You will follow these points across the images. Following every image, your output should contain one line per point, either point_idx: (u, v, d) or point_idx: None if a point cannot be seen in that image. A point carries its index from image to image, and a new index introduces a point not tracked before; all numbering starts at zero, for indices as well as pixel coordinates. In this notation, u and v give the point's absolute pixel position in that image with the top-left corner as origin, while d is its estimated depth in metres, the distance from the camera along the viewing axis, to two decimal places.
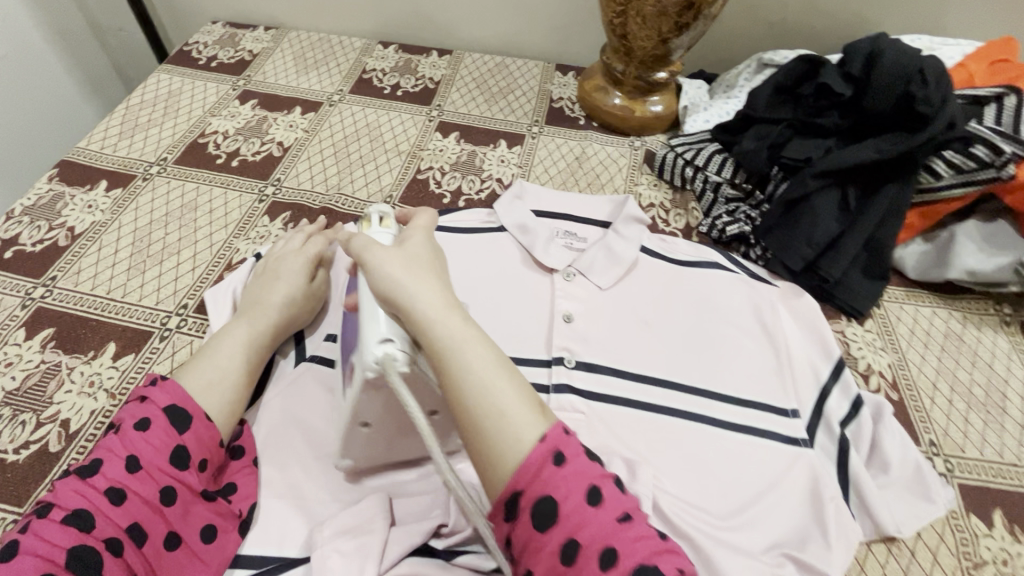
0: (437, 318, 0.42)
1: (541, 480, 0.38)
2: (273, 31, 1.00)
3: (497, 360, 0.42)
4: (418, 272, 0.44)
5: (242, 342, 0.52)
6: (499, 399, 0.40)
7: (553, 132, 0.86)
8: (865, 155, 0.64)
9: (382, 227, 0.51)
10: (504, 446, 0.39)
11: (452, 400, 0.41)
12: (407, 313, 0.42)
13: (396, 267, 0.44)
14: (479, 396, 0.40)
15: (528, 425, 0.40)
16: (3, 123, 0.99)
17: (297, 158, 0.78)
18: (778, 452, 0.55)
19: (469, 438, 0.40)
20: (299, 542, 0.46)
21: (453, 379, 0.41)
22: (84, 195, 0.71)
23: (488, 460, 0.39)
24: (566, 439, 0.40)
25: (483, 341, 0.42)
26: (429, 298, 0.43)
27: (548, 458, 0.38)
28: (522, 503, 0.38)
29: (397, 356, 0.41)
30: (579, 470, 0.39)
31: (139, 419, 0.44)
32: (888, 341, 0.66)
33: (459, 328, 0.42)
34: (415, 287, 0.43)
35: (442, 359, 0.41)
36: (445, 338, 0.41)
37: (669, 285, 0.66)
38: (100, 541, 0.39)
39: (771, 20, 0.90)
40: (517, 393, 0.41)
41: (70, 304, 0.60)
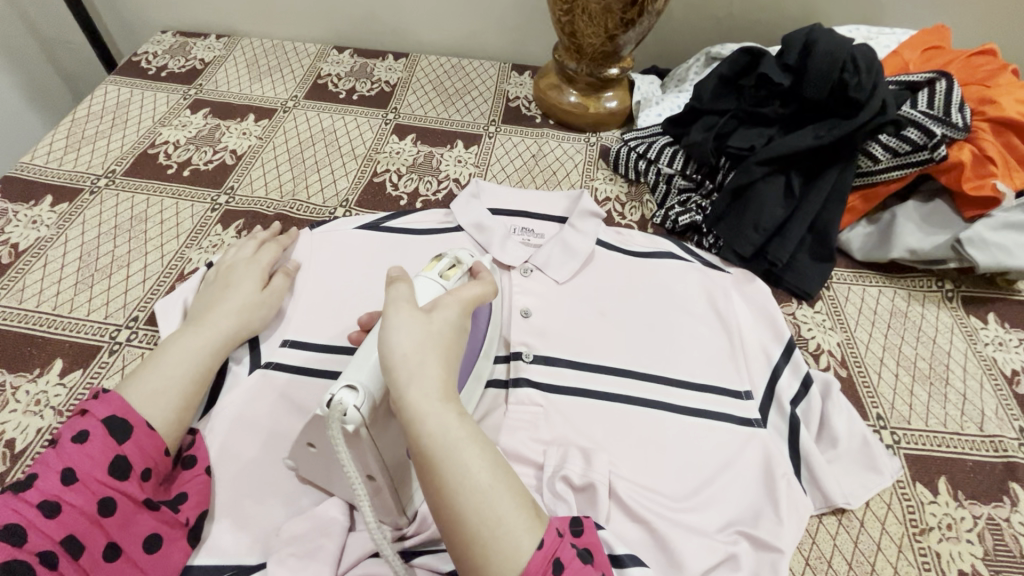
0: (433, 415, 0.38)
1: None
2: (225, 40, 0.99)
3: (492, 460, 0.39)
4: (422, 352, 0.40)
5: (192, 351, 0.51)
6: (497, 508, 0.37)
7: (510, 131, 0.87)
8: (804, 142, 0.66)
9: (440, 275, 0.49)
10: (501, 559, 0.36)
11: (444, 505, 0.37)
12: (400, 403, 0.39)
13: (402, 343, 0.40)
14: (474, 503, 0.37)
15: (525, 531, 0.37)
16: None
17: (251, 165, 0.77)
18: (732, 433, 0.56)
19: (460, 547, 0.37)
20: (256, 550, 0.46)
21: (444, 482, 0.37)
22: (29, 211, 0.69)
23: (482, 570, 0.36)
24: (562, 543, 0.38)
25: (478, 438, 0.39)
26: (426, 387, 0.39)
27: (548, 569, 0.36)
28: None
29: (346, 411, 0.39)
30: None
31: (77, 432, 0.43)
32: (837, 321, 0.68)
33: (454, 424, 0.38)
34: (414, 374, 0.39)
35: (435, 460, 0.38)
36: (441, 439, 0.38)
37: (624, 275, 0.67)
38: (33, 555, 0.39)
39: (718, 14, 0.92)
40: (513, 500, 0.38)
41: (14, 322, 0.59)
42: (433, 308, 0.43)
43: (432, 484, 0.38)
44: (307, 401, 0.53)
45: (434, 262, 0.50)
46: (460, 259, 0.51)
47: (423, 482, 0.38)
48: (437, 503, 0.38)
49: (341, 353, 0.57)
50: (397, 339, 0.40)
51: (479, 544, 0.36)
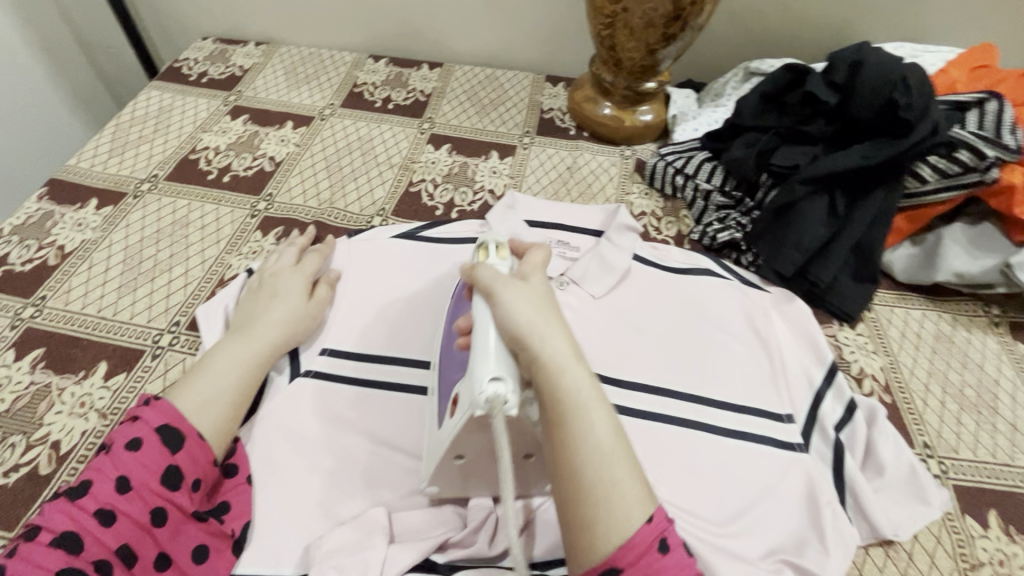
0: (569, 372, 0.42)
1: (644, 564, 0.37)
2: (264, 47, 1.00)
3: (615, 427, 0.41)
4: (549, 316, 0.45)
5: (238, 360, 0.51)
6: (614, 471, 0.39)
7: (544, 142, 0.86)
8: (851, 161, 0.65)
9: (499, 258, 0.51)
10: (612, 516, 0.38)
11: (567, 459, 0.40)
12: (537, 360, 0.42)
13: (526, 309, 0.44)
14: (596, 460, 0.39)
15: (637, 501, 0.38)
16: None
17: (289, 172, 0.78)
18: (773, 457, 0.55)
19: (574, 501, 0.39)
20: (295, 561, 0.45)
21: (571, 434, 0.40)
22: (74, 214, 0.70)
23: (592, 524, 0.38)
24: (669, 527, 0.39)
25: (605, 404, 0.42)
26: (560, 345, 0.43)
27: (654, 544, 0.37)
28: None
29: (506, 399, 0.40)
30: (678, 562, 0.38)
31: (130, 439, 0.44)
32: (880, 344, 0.66)
33: (587, 385, 0.42)
34: (546, 332, 0.43)
35: (565, 413, 0.40)
36: (573, 393, 0.41)
37: (662, 291, 0.66)
38: (89, 563, 0.39)
39: (755, 28, 0.91)
40: (630, 468, 0.40)
41: (60, 324, 0.60)
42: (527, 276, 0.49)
43: (558, 436, 0.40)
44: (344, 412, 0.54)
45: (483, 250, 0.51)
46: (499, 240, 0.53)
47: (548, 434, 0.41)
48: (558, 457, 0.40)
49: (381, 364, 0.57)
50: (522, 305, 0.44)
51: (593, 501, 0.38)
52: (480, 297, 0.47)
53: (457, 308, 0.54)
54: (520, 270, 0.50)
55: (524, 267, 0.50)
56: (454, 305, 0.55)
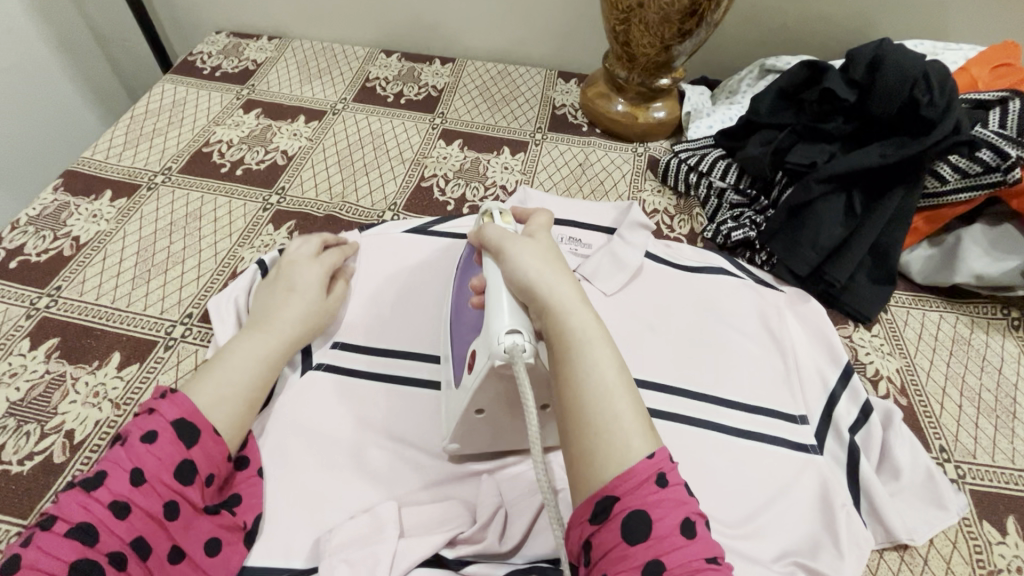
0: (575, 312, 0.42)
1: (639, 496, 0.35)
2: (277, 41, 1.00)
3: (620, 366, 0.41)
4: (557, 266, 0.46)
5: (255, 354, 0.52)
6: (615, 406, 0.38)
7: (556, 139, 0.86)
8: (870, 160, 0.64)
9: (504, 222, 0.52)
10: (610, 446, 0.37)
11: (569, 393, 0.39)
12: (545, 304, 0.43)
13: (533, 262, 0.45)
14: (596, 393, 0.39)
15: (637, 435, 0.37)
16: None
17: (301, 166, 0.78)
18: (787, 458, 0.55)
19: (575, 433, 0.38)
20: (305, 553, 0.46)
21: (573, 369, 0.40)
22: (89, 205, 0.71)
23: (590, 455, 0.37)
24: (671, 467, 0.37)
25: (611, 345, 0.41)
26: (566, 291, 0.43)
27: (651, 477, 0.35)
28: (614, 509, 0.35)
29: (524, 348, 0.41)
30: (678, 499, 0.35)
31: (146, 432, 0.43)
32: (896, 346, 0.65)
33: (592, 324, 0.42)
34: (554, 280, 0.44)
35: (569, 349, 0.41)
36: (578, 331, 0.41)
37: (675, 289, 0.66)
38: (103, 555, 0.39)
39: (772, 25, 0.90)
40: (632, 404, 0.39)
41: (74, 314, 0.60)
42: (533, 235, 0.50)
43: (562, 371, 0.40)
44: (355, 404, 0.54)
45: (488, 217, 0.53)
46: (503, 207, 0.54)
47: (554, 372, 0.41)
48: (561, 392, 0.40)
49: (392, 359, 0.57)
50: (530, 259, 0.45)
51: (592, 432, 0.38)
52: (490, 257, 0.49)
53: (467, 272, 0.56)
54: (526, 230, 0.51)
55: (530, 227, 0.51)
56: (463, 269, 0.56)
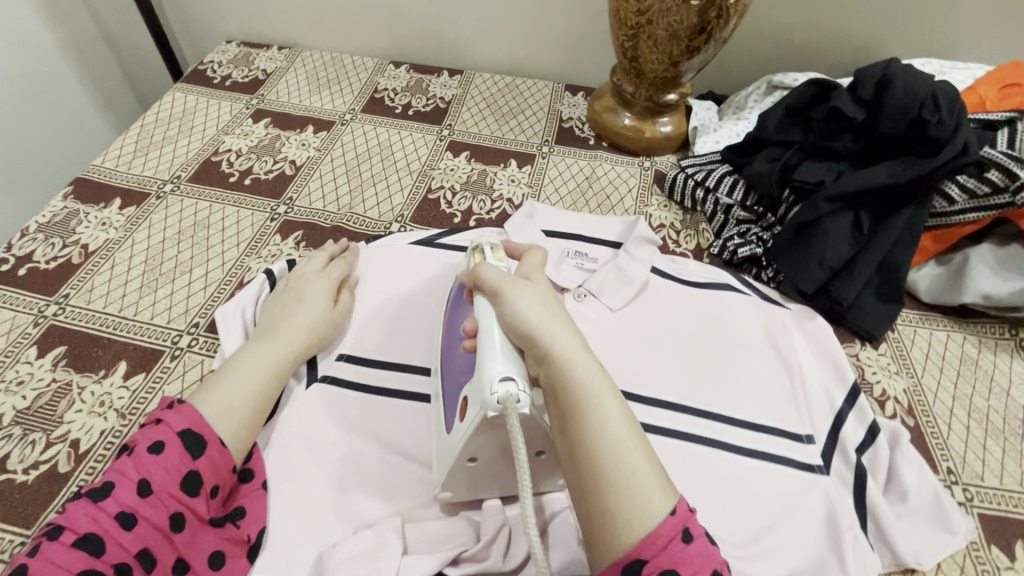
0: (580, 364, 0.42)
1: (668, 555, 0.36)
2: (286, 51, 1.01)
3: (629, 417, 0.41)
4: (556, 315, 0.45)
5: (262, 366, 0.52)
6: (630, 460, 0.39)
7: (563, 152, 0.86)
8: (877, 180, 0.64)
9: (495, 259, 0.52)
10: (631, 505, 0.37)
11: (583, 451, 0.39)
12: (548, 355, 0.43)
13: (533, 307, 0.45)
14: (611, 450, 0.39)
15: (655, 489, 0.38)
16: (7, 137, 1.01)
17: (309, 176, 0.79)
18: (793, 478, 0.54)
19: (594, 493, 0.38)
20: (308, 567, 0.45)
21: (585, 425, 0.40)
22: (99, 213, 0.71)
23: (613, 517, 0.37)
24: (691, 517, 0.38)
25: (617, 395, 0.42)
26: (567, 338, 0.43)
27: (677, 534, 0.36)
28: (645, 571, 0.36)
29: (518, 397, 0.41)
30: (702, 550, 0.37)
31: (152, 442, 0.44)
32: (903, 365, 0.65)
33: (598, 375, 0.42)
34: (555, 329, 0.44)
35: (578, 404, 0.41)
36: (586, 385, 0.41)
37: (681, 305, 0.66)
38: (110, 566, 0.39)
39: (780, 41, 0.90)
40: (645, 456, 0.39)
41: (82, 322, 0.61)
42: (528, 276, 0.50)
43: (573, 428, 0.40)
44: (360, 417, 0.54)
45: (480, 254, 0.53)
46: (494, 242, 0.54)
47: (564, 428, 0.41)
48: (574, 450, 0.40)
49: (396, 372, 0.57)
50: (527, 303, 0.45)
51: (612, 492, 0.38)
52: (484, 297, 0.49)
53: (455, 307, 0.56)
54: (519, 270, 0.51)
55: (524, 267, 0.52)
56: (451, 305, 0.56)
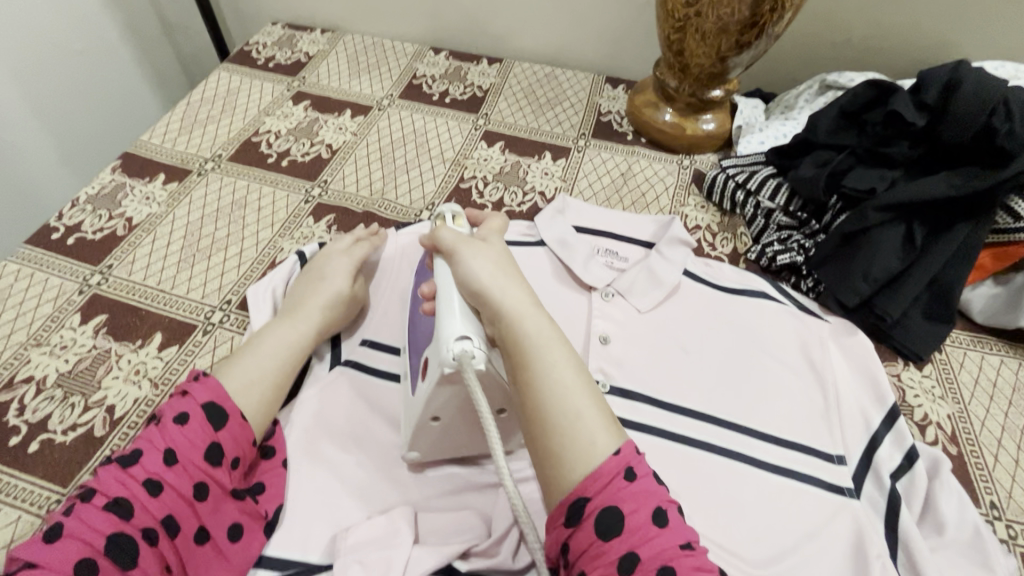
0: (528, 316, 0.43)
1: (609, 493, 0.37)
2: (329, 35, 1.02)
3: (577, 365, 0.42)
4: (508, 272, 0.46)
5: (283, 344, 0.53)
6: (576, 404, 0.40)
7: (599, 146, 0.84)
8: (934, 191, 0.60)
9: (456, 225, 0.51)
10: (576, 445, 0.39)
11: (531, 397, 0.41)
12: (497, 311, 0.43)
13: (487, 267, 0.46)
14: (558, 397, 0.40)
15: (600, 432, 0.39)
16: (63, 109, 1.05)
17: (344, 161, 0.79)
18: (821, 500, 0.52)
19: (541, 436, 0.40)
20: (323, 547, 0.46)
21: (532, 372, 0.41)
22: (144, 187, 0.74)
23: (558, 457, 0.39)
24: (638, 460, 0.39)
25: (566, 345, 0.43)
26: (518, 294, 0.44)
27: (620, 473, 0.38)
28: (587, 510, 0.37)
29: (473, 354, 0.41)
30: (648, 489, 0.38)
31: (178, 414, 0.45)
32: (948, 390, 0.61)
33: (547, 327, 0.43)
34: (505, 286, 0.44)
35: (525, 353, 0.42)
36: (533, 336, 0.42)
37: (713, 310, 0.63)
38: (137, 529, 0.40)
39: (836, 38, 0.86)
40: (591, 401, 0.41)
41: (123, 293, 0.63)
42: (485, 240, 0.50)
43: (522, 377, 0.41)
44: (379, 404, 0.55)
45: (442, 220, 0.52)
46: (456, 209, 0.53)
47: (513, 379, 0.42)
48: (523, 396, 0.41)
49: None
50: (482, 264, 0.46)
51: (559, 436, 0.39)
52: (442, 261, 0.48)
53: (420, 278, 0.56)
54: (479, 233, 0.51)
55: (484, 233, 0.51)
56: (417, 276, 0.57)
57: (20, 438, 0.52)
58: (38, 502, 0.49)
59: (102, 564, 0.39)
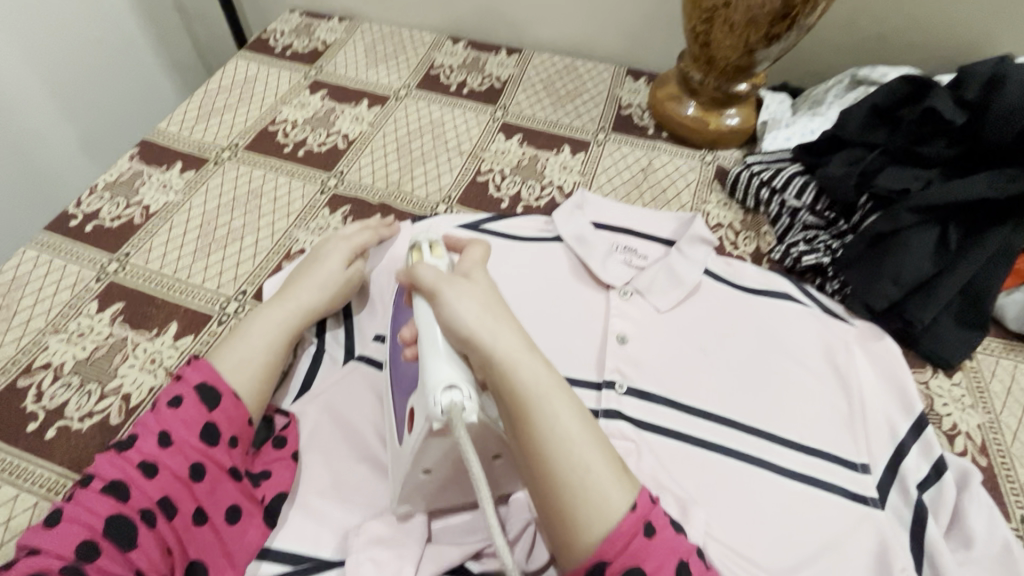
0: (523, 366, 0.40)
1: (631, 552, 0.37)
2: (347, 23, 1.01)
3: (579, 411, 0.40)
4: (495, 312, 0.42)
5: (276, 323, 0.53)
6: (584, 456, 0.39)
7: (619, 140, 0.82)
8: (971, 191, 0.58)
9: (433, 256, 0.48)
10: (589, 502, 0.38)
11: (537, 455, 0.39)
12: (489, 361, 0.40)
13: (473, 307, 0.42)
14: (565, 452, 0.38)
15: (614, 487, 0.38)
16: (81, 95, 1.05)
17: (360, 151, 0.78)
18: (841, 508, 0.50)
19: (551, 495, 0.38)
20: (334, 544, 0.46)
21: (535, 427, 0.39)
22: (161, 175, 0.74)
23: (573, 517, 0.38)
24: (653, 509, 0.39)
25: (565, 390, 0.41)
26: (510, 341, 0.40)
27: (639, 529, 0.38)
28: (608, 574, 0.37)
29: (463, 405, 0.37)
30: (668, 542, 0.39)
31: (172, 397, 0.46)
32: (979, 399, 0.59)
33: (545, 374, 0.40)
34: (494, 331, 0.41)
35: (526, 407, 0.39)
36: (532, 386, 0.39)
37: (733, 310, 0.62)
38: (136, 511, 0.41)
39: (869, 31, 0.83)
40: (598, 450, 0.39)
41: (140, 281, 0.63)
42: (467, 275, 0.46)
43: (525, 433, 0.39)
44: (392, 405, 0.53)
45: (417, 252, 0.49)
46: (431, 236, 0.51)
47: (515, 433, 0.40)
48: (527, 453, 0.39)
49: None
50: (469, 308, 0.41)
51: (574, 496, 0.38)
52: (422, 300, 0.45)
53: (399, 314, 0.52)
54: (460, 267, 0.47)
55: (463, 263, 0.47)
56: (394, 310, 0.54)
57: (38, 424, 0.52)
58: (54, 488, 0.49)
59: (103, 546, 0.39)
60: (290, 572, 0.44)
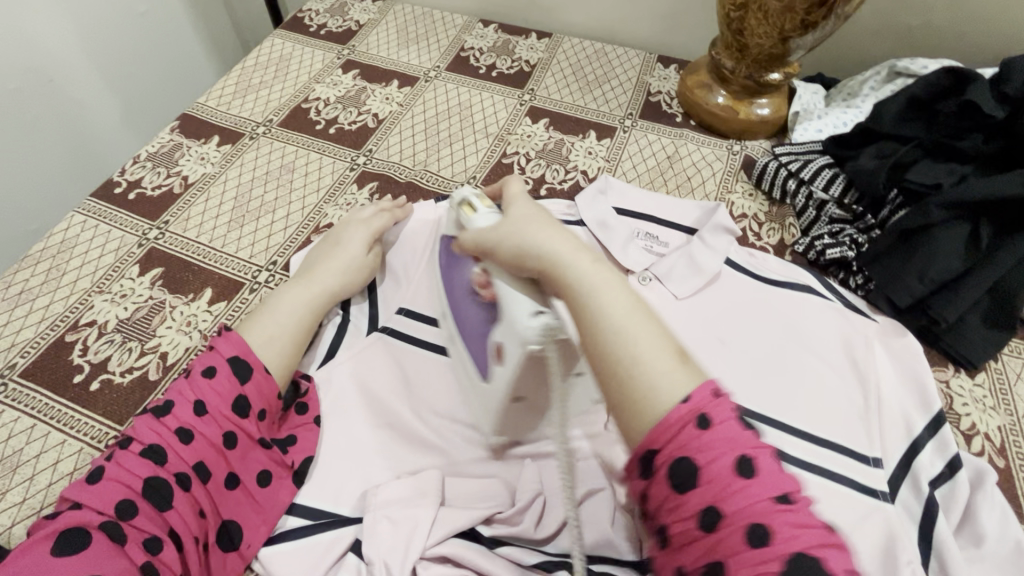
0: (569, 263, 0.41)
1: (683, 443, 0.34)
2: (380, 4, 1.02)
3: (634, 308, 0.39)
4: (544, 223, 0.44)
5: (300, 301, 0.55)
6: (637, 348, 0.37)
7: (646, 127, 0.82)
8: (1008, 189, 0.56)
9: (483, 207, 0.49)
10: (641, 389, 0.36)
11: (590, 348, 0.39)
12: (535, 263, 0.42)
13: (522, 224, 0.44)
14: (614, 342, 0.38)
15: (669, 374, 0.36)
16: (124, 70, 1.09)
17: (389, 130, 0.80)
18: (851, 500, 0.51)
19: (608, 386, 0.38)
20: (353, 502, 0.49)
21: (586, 320, 0.39)
22: (199, 148, 0.77)
23: (628, 406, 0.36)
24: (717, 404, 0.35)
25: (621, 288, 0.40)
26: (557, 244, 0.42)
27: (692, 421, 0.34)
28: (658, 463, 0.34)
29: (554, 323, 0.42)
30: (729, 438, 0.34)
31: (206, 367, 0.48)
32: (1001, 401, 0.58)
33: (592, 271, 0.40)
34: (541, 236, 0.43)
35: (575, 302, 0.40)
36: (579, 281, 0.40)
37: (751, 301, 0.62)
38: (172, 474, 0.43)
39: (912, 21, 0.80)
40: (655, 343, 0.38)
41: (178, 248, 0.66)
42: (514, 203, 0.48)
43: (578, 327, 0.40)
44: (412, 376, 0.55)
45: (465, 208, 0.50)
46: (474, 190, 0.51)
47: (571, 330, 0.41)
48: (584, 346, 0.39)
49: None
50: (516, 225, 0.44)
51: (627, 384, 0.37)
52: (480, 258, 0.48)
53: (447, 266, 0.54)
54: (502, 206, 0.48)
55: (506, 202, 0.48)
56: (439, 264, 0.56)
57: (84, 376, 0.56)
58: (98, 437, 0.53)
59: (141, 505, 0.42)
60: (312, 527, 0.47)
